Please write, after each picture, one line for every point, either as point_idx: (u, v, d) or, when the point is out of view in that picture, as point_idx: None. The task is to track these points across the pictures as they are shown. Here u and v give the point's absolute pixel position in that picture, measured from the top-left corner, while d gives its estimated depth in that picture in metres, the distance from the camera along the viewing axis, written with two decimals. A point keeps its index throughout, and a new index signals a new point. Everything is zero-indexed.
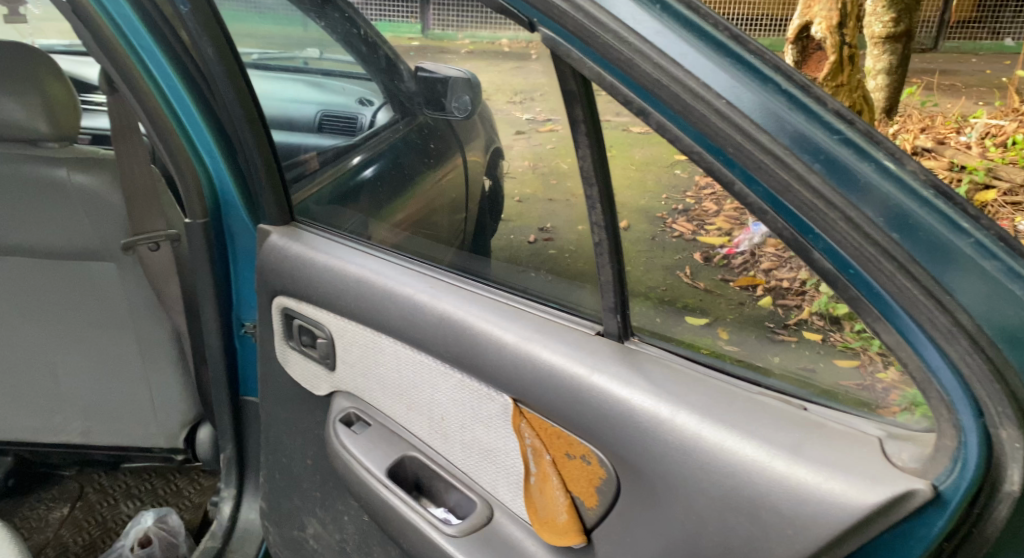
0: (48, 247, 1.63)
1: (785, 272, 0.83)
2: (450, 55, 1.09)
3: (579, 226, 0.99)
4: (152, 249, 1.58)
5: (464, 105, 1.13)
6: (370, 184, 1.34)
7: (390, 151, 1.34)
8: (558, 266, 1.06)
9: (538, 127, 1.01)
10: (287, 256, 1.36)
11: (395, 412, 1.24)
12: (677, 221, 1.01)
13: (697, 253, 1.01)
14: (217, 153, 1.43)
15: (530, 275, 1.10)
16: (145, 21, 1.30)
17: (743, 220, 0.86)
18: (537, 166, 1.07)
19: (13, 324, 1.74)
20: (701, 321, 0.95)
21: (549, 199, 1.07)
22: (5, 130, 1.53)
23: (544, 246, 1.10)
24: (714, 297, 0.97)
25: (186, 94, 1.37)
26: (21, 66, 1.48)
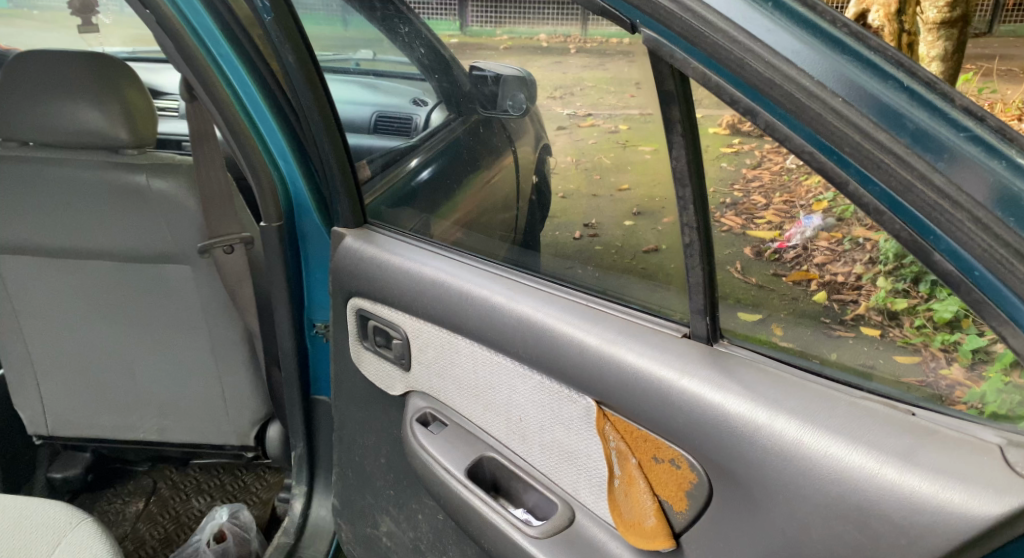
0: (127, 251, 1.68)
1: (840, 266, 0.87)
2: (489, 52, 1.16)
3: (671, 223, 0.96)
4: (227, 251, 1.64)
5: (519, 105, 1.19)
6: (429, 186, 1.38)
7: (446, 151, 1.38)
8: (603, 262, 1.12)
9: (579, 122, 1.09)
10: (362, 258, 1.38)
11: (471, 413, 1.24)
12: (725, 214, 0.93)
13: (747, 248, 0.94)
14: (291, 157, 1.47)
15: (578, 272, 1.14)
16: (223, 28, 1.35)
17: (794, 213, 0.89)
18: (580, 162, 1.12)
19: (94, 324, 1.79)
20: (754, 316, 0.95)
21: (593, 194, 1.13)
22: (87, 138, 1.61)
23: (589, 242, 1.14)
24: (767, 292, 0.94)
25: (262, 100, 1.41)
26: (103, 75, 1.57)
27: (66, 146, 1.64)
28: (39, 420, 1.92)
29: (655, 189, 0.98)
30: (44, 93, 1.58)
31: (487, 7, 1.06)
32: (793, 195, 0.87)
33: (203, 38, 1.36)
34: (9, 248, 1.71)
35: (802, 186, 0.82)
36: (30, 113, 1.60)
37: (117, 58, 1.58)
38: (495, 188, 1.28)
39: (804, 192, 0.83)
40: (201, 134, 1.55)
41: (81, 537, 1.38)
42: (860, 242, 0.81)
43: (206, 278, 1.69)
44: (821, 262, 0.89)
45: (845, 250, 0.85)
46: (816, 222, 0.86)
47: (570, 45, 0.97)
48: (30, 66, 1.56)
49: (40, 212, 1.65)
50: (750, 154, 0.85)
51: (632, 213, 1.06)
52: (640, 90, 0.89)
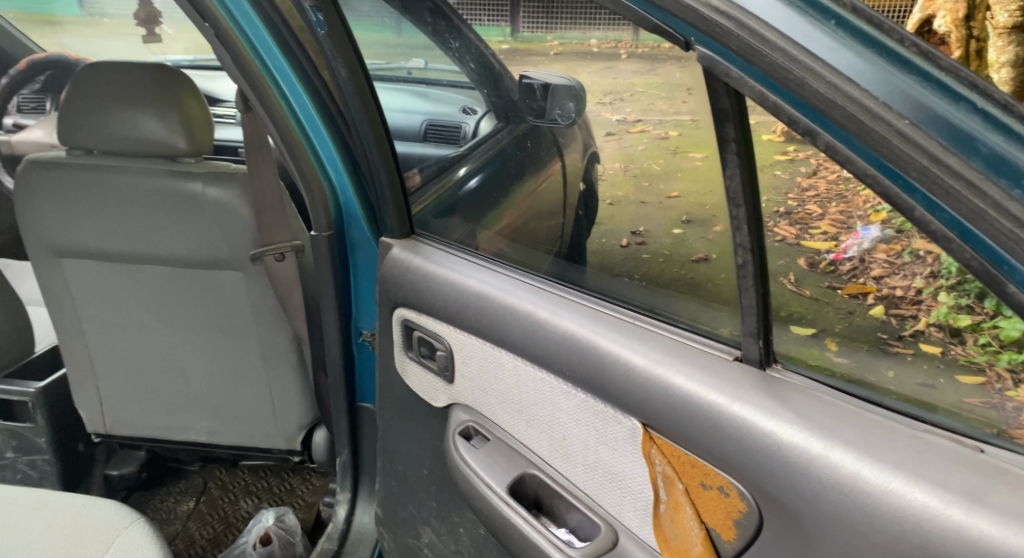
0: (182, 257, 1.72)
1: (898, 280, 0.84)
2: (536, 57, 1.13)
3: (723, 239, 0.93)
4: (279, 259, 1.67)
5: (569, 114, 1.18)
6: (475, 195, 1.41)
7: (495, 159, 1.40)
8: (652, 270, 1.10)
9: (629, 127, 1.06)
10: (408, 269, 1.38)
11: (514, 428, 1.23)
12: (779, 223, 0.89)
13: (800, 258, 0.90)
14: (341, 168, 1.49)
15: (626, 281, 1.13)
16: (278, 40, 1.37)
17: (851, 224, 0.85)
18: (628, 168, 1.10)
19: (149, 326, 1.84)
20: (808, 331, 0.92)
21: (641, 201, 1.10)
22: (147, 146, 1.66)
23: (636, 250, 1.13)
24: (821, 305, 0.91)
25: (314, 111, 1.43)
26: (164, 84, 1.63)
27: (128, 154, 1.69)
28: (97, 419, 1.98)
29: (704, 197, 0.95)
30: (110, 104, 1.64)
31: (538, 11, 1.04)
32: (850, 205, 0.81)
33: (259, 50, 1.38)
34: (72, 251, 1.77)
35: (859, 198, 0.78)
36: (94, 122, 1.66)
37: (176, 68, 1.64)
38: (540, 198, 1.28)
39: (862, 202, 0.79)
40: (255, 143, 1.58)
41: (133, 538, 1.42)
42: (920, 255, 0.76)
43: (258, 284, 1.72)
44: (879, 276, 0.86)
45: (905, 263, 0.81)
46: (874, 233, 0.82)
47: (621, 50, 0.95)
48: (97, 75, 1.63)
49: (102, 217, 1.71)
50: (807, 161, 0.80)
51: (681, 221, 1.03)
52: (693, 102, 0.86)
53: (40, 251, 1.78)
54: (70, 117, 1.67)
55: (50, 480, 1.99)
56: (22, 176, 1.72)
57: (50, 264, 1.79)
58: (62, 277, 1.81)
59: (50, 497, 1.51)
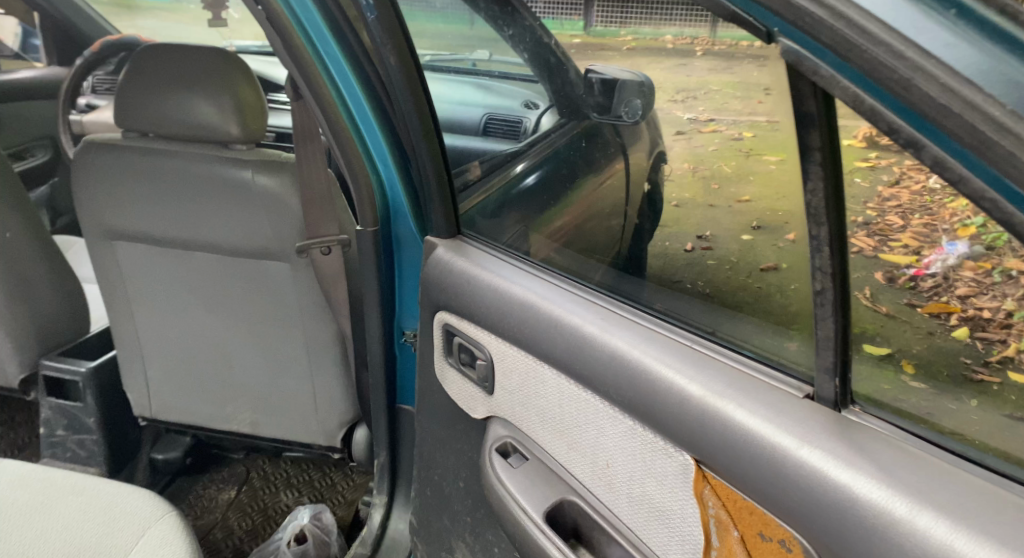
0: (231, 246, 1.69)
1: (988, 301, 0.73)
2: (609, 52, 1.02)
3: (802, 246, 0.81)
4: (325, 253, 1.62)
5: (634, 111, 1.08)
6: (530, 193, 1.33)
7: (553, 157, 1.33)
8: (718, 277, 1.01)
9: (700, 127, 0.95)
10: (452, 271, 1.31)
11: (554, 449, 1.14)
12: (855, 233, 0.76)
13: (877, 273, 0.77)
14: (390, 163, 1.43)
15: (687, 287, 1.04)
16: (331, 25, 1.31)
17: (936, 238, 0.72)
18: (697, 170, 0.99)
19: (196, 313, 1.83)
20: (883, 351, 0.81)
21: (710, 204, 0.99)
22: (202, 132, 1.63)
23: (701, 256, 1.03)
24: (897, 324, 0.79)
25: (365, 101, 1.37)
26: (222, 69, 1.60)
27: (180, 138, 1.67)
28: (144, 403, 1.99)
29: (778, 203, 0.84)
30: (167, 86, 1.62)
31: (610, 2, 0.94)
32: (935, 218, 0.70)
33: (310, 36, 1.33)
34: (126, 235, 1.76)
35: (946, 210, 0.67)
36: (150, 105, 1.64)
37: (233, 53, 1.61)
38: (602, 200, 1.18)
39: (948, 215, 0.68)
40: (306, 133, 1.53)
41: (162, 531, 1.40)
42: (1013, 275, 0.68)
43: (304, 277, 1.68)
44: (965, 295, 0.74)
45: (996, 284, 0.71)
46: (963, 249, 0.70)
47: (697, 46, 0.85)
48: (157, 56, 1.62)
49: (153, 202, 1.69)
50: (889, 169, 0.69)
51: (752, 226, 0.92)
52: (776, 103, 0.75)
53: (95, 232, 1.78)
54: (127, 100, 1.66)
55: (97, 460, 2.01)
56: (78, 157, 1.72)
57: (104, 246, 1.80)
58: (114, 259, 1.82)
59: (86, 483, 1.50)
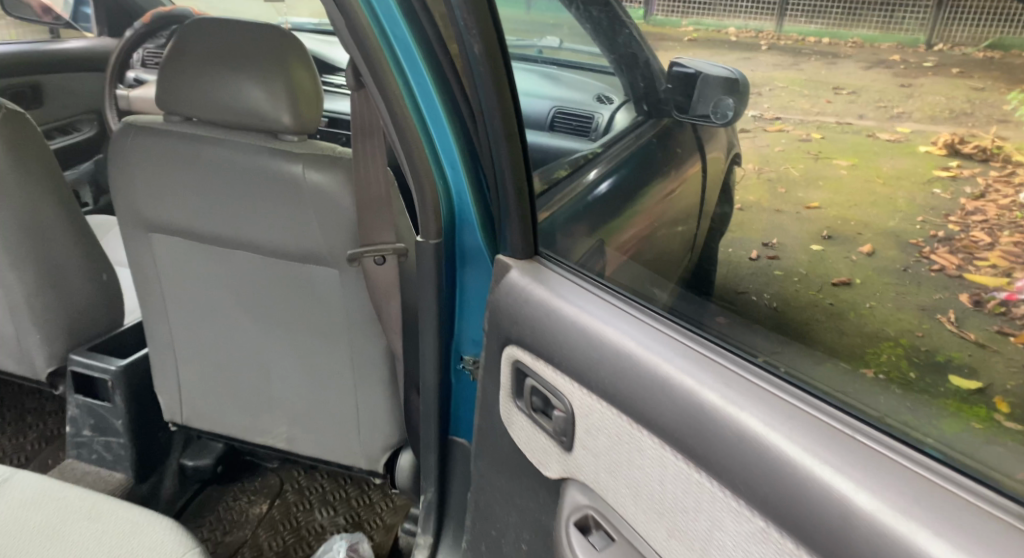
0: (276, 247, 1.52)
1: None
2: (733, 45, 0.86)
3: (886, 263, 0.83)
4: (378, 262, 1.43)
5: (725, 111, 0.97)
6: (616, 201, 1.18)
7: (634, 159, 1.19)
8: (784, 291, 0.94)
9: (767, 125, 0.91)
10: (529, 301, 1.11)
11: (648, 534, 0.93)
12: (936, 250, 0.79)
13: (964, 294, 0.76)
14: (460, 166, 1.24)
15: (753, 299, 0.98)
16: (401, 3, 1.10)
17: None
18: (762, 170, 0.94)
19: (235, 317, 1.66)
20: (973, 384, 0.75)
21: (777, 208, 0.94)
22: (249, 118, 1.46)
23: (768, 265, 0.96)
24: (988, 354, 0.74)
25: (436, 94, 1.17)
26: (275, 48, 1.43)
27: (225, 125, 1.49)
28: (175, 407, 1.84)
29: (852, 209, 0.86)
30: (213, 66, 1.45)
31: None
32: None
33: (378, 15, 1.11)
34: (162, 228, 1.60)
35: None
36: (195, 87, 1.47)
37: (288, 31, 1.44)
38: (668, 207, 1.09)
39: None
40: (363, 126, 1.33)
41: None
42: None
43: (354, 287, 1.50)
44: None
45: None
46: None
47: (761, 41, 0.87)
48: (205, 32, 1.45)
49: (191, 194, 1.52)
50: (972, 181, 0.75)
51: (821, 235, 0.89)
52: (853, 103, 0.82)
53: (129, 223, 1.63)
54: (170, 80, 1.50)
55: (123, 465, 1.87)
56: (114, 140, 1.56)
57: (140, 238, 1.65)
58: (150, 253, 1.66)
59: (106, 507, 1.35)
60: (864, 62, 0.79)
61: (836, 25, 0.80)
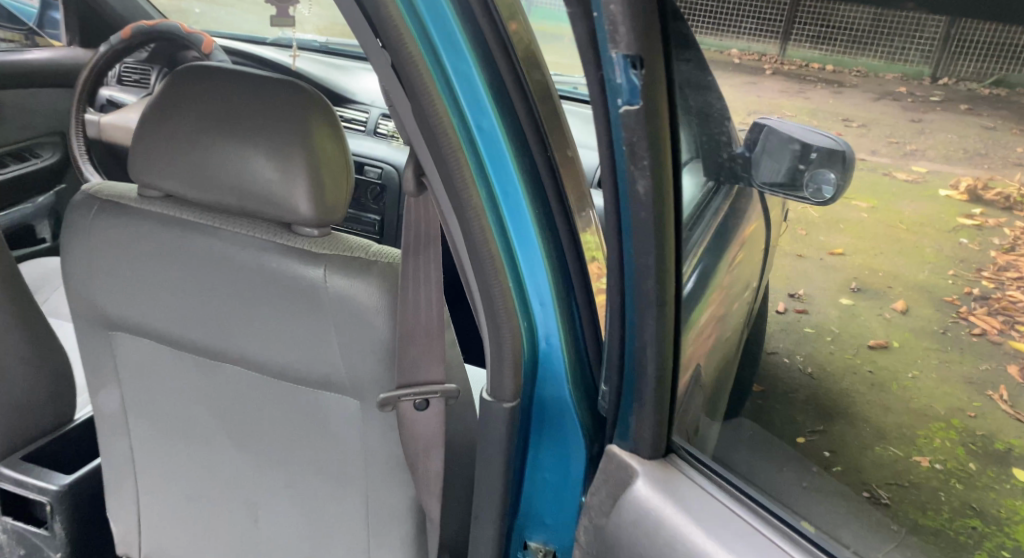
0: (279, 367, 1.14)
1: None
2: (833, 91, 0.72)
3: (921, 322, 0.81)
4: (419, 408, 1.07)
5: (823, 187, 0.76)
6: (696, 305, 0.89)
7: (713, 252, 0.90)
8: (815, 353, 0.92)
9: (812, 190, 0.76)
10: (662, 538, 0.82)
11: None
12: (974, 311, 0.80)
13: (1014, 368, 0.79)
14: (552, 305, 0.90)
15: (783, 359, 0.95)
16: (491, 83, 0.80)
17: None
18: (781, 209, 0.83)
19: (217, 444, 1.27)
20: None
21: (799, 255, 0.86)
22: (253, 201, 1.10)
23: (794, 318, 0.91)
24: None
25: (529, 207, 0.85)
26: (293, 111, 1.08)
27: (223, 208, 1.14)
28: (132, 541, 1.44)
29: (877, 261, 0.82)
30: (210, 127, 1.11)
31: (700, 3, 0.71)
32: None
33: (461, 104, 0.81)
34: (129, 329, 1.23)
35: None
36: (185, 153, 1.13)
37: (315, 91, 1.09)
38: (732, 285, 0.94)
39: None
40: (418, 240, 0.97)
41: None
42: None
43: (381, 429, 1.12)
44: None
45: None
46: None
47: (766, 64, 0.73)
48: (205, 85, 1.12)
49: (171, 290, 1.16)
50: (1002, 231, 0.75)
51: (848, 287, 0.85)
52: (864, 137, 0.74)
53: (86, 319, 1.26)
54: (154, 146, 1.16)
55: None
56: (73, 213, 1.21)
57: (98, 338, 1.27)
58: (112, 355, 1.28)
59: None
60: (871, 93, 0.72)
61: (837, 54, 0.70)
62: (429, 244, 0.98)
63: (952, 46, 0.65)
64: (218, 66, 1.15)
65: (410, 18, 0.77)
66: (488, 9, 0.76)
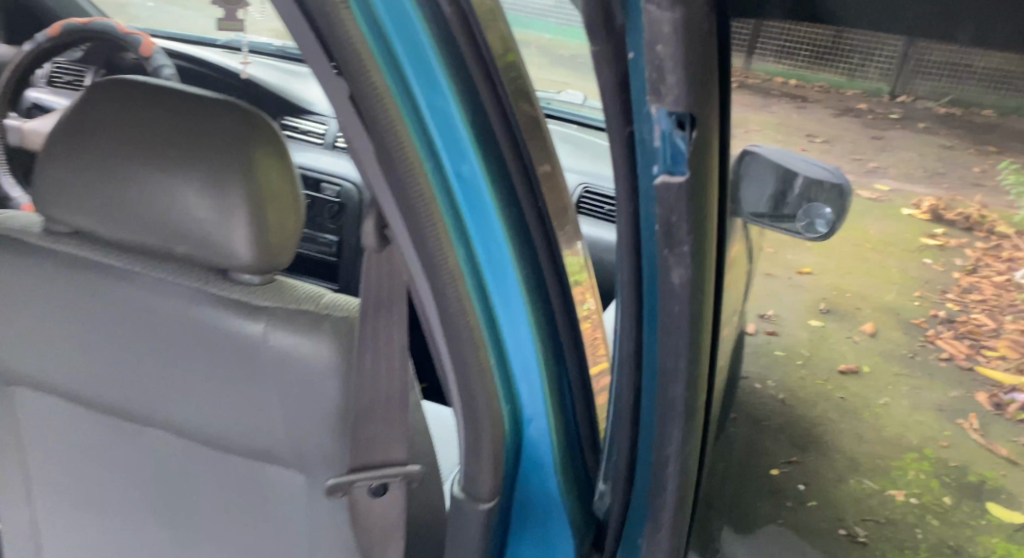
0: (209, 436, 0.97)
1: None
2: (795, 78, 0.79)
3: None
4: (376, 493, 0.90)
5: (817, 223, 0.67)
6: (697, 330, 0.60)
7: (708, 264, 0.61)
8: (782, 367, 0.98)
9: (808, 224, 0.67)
10: None
11: None
12: None
13: None
14: (540, 381, 0.77)
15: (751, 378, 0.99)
16: (473, 121, 0.68)
17: None
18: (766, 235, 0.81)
19: (137, 520, 1.09)
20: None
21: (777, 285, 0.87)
22: (181, 239, 0.92)
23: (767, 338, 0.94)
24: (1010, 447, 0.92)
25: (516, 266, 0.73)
26: (230, 129, 0.90)
27: (144, 248, 0.96)
28: None
29: None
30: (131, 151, 0.93)
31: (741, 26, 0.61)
32: None
33: (437, 145, 0.68)
34: (32, 384, 1.05)
35: None
36: (100, 182, 0.95)
37: (257, 109, 0.92)
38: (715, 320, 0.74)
39: None
40: (377, 300, 0.81)
41: None
42: None
43: (328, 515, 0.95)
44: None
45: None
46: None
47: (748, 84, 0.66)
48: (127, 101, 0.94)
49: (81, 342, 0.99)
50: None
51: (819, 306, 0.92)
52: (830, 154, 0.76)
53: None
54: (63, 173, 0.98)
55: None
56: None
57: None
58: (13, 414, 1.09)
59: None
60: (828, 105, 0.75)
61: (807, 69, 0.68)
62: (390, 304, 0.82)
63: (913, 67, 0.66)
64: (148, 81, 0.98)
65: (374, 40, 0.63)
66: (473, 37, 0.65)
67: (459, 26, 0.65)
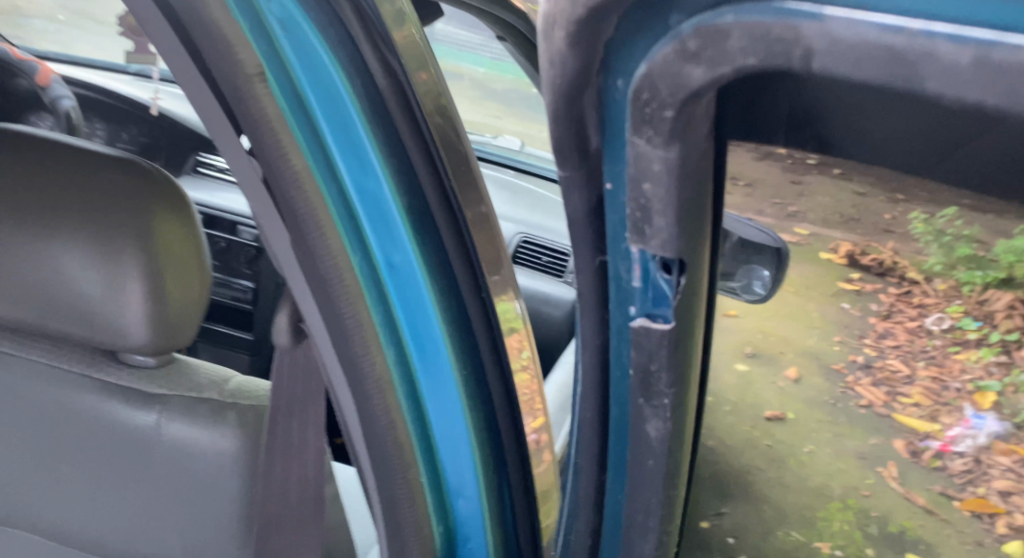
0: (94, 538, 0.86)
1: None
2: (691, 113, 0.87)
3: None
4: None
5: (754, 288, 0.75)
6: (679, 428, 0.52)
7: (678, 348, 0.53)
8: None
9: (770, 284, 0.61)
10: None
11: None
12: None
13: None
14: (479, 496, 0.68)
15: None
16: (410, 206, 0.59)
17: None
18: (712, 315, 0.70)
19: None
20: None
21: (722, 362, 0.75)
22: (67, 316, 0.80)
23: None
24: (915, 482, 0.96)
25: (455, 372, 0.63)
26: (126, 190, 0.77)
27: (22, 325, 0.84)
28: None
29: None
30: (9, 214, 0.80)
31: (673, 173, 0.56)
32: None
33: (365, 233, 0.59)
34: None
35: None
36: None
37: (156, 167, 0.81)
38: None
39: None
40: (291, 404, 0.68)
41: None
42: None
43: None
44: None
45: None
46: None
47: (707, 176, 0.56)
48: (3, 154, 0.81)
49: None
50: None
51: None
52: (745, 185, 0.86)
53: None
54: None
55: None
56: None
57: None
58: None
59: None
60: None
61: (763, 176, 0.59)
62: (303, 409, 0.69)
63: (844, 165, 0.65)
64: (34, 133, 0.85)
65: (294, 114, 0.55)
66: (410, 114, 0.57)
67: (392, 91, 0.57)
